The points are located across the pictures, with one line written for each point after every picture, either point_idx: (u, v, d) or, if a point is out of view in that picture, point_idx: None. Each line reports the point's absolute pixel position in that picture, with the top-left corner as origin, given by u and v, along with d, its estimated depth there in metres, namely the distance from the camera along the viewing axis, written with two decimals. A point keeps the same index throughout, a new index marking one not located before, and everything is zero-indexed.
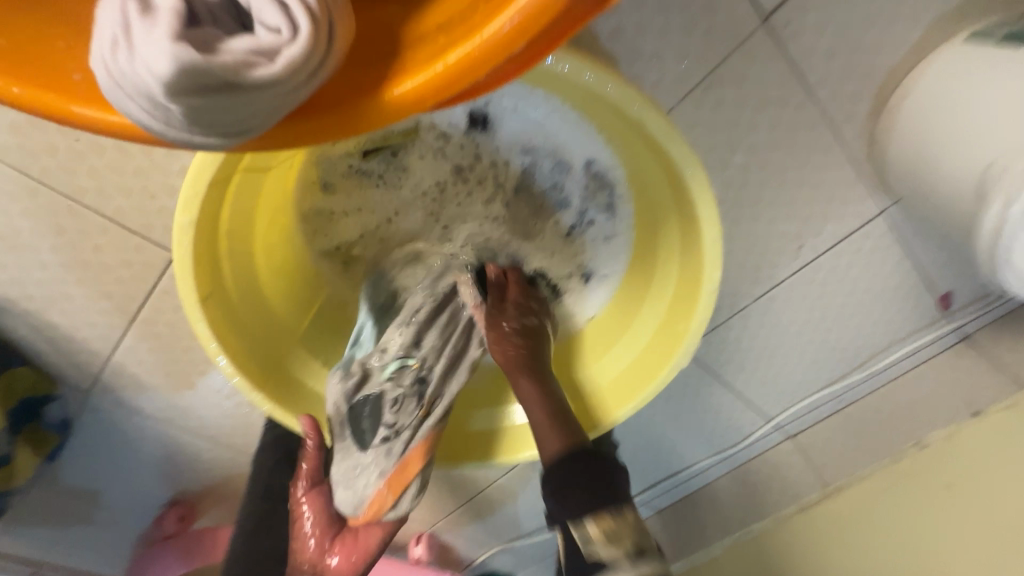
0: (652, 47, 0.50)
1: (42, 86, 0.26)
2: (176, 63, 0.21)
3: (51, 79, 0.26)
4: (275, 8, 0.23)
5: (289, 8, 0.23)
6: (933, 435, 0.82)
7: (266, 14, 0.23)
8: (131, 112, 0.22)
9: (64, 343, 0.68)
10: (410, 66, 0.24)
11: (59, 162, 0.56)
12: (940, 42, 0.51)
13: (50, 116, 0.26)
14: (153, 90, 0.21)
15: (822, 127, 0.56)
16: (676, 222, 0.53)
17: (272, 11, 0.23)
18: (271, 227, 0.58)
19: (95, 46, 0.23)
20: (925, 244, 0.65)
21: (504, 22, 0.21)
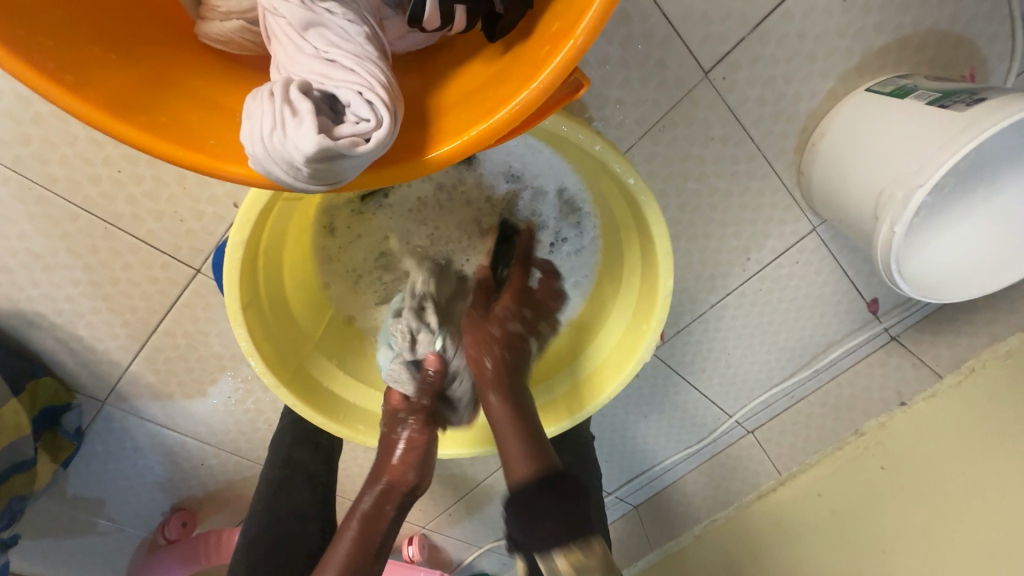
0: (617, 95, 0.64)
1: (182, 145, 0.33)
2: (316, 150, 0.27)
3: (189, 140, 0.34)
4: (366, 104, 0.29)
5: (375, 104, 0.29)
6: (869, 423, 0.94)
7: (358, 107, 0.29)
8: (276, 180, 0.29)
9: (88, 353, 0.75)
10: (443, 136, 0.32)
11: (99, 190, 0.64)
12: (837, 97, 0.66)
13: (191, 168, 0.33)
14: (296, 167, 0.28)
15: (758, 159, 0.70)
16: (637, 240, 0.59)
17: (363, 106, 0.29)
18: (296, 248, 0.60)
19: (244, 124, 0.29)
20: (846, 255, 0.80)
21: (510, 109, 0.29)
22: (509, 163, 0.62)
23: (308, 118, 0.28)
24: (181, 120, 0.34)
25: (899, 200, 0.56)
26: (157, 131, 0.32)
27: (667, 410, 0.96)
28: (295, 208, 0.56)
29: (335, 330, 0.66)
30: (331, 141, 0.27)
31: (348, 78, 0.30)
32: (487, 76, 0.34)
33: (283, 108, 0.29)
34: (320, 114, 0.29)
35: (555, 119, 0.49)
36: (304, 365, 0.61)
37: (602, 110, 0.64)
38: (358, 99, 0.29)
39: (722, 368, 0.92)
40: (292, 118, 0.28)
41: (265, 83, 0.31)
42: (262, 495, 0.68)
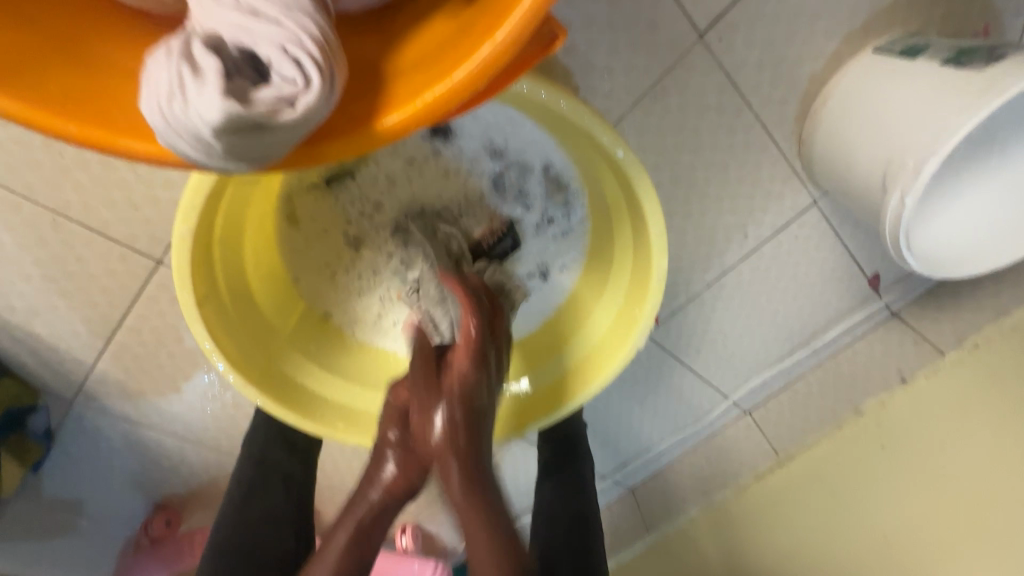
0: (604, 61, 0.58)
1: (89, 123, 0.29)
2: (223, 120, 0.23)
3: (96, 117, 0.29)
4: (290, 62, 0.25)
5: (300, 61, 0.25)
6: (868, 401, 0.90)
7: (280, 66, 0.25)
8: (186, 157, 0.25)
9: (49, 352, 0.70)
10: (396, 101, 0.27)
11: (43, 178, 0.59)
12: (841, 60, 0.62)
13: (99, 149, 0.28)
14: (205, 141, 0.24)
15: (756, 129, 0.66)
16: (629, 220, 0.56)
17: (286, 64, 0.25)
18: (259, 235, 0.56)
19: (148, 94, 0.25)
20: (847, 229, 0.77)
21: (470, 67, 0.25)
22: (488, 137, 0.57)
23: (213, 81, 0.24)
24: (83, 90, 0.30)
25: (910, 169, 0.52)
26: (53, 106, 0.28)
27: (662, 393, 0.94)
28: (253, 192, 0.52)
29: (309, 323, 0.61)
30: (241, 109, 0.23)
31: (269, 30, 0.25)
32: (447, 31, 0.29)
33: (185, 69, 0.24)
34: (233, 76, 0.25)
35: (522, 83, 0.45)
36: (273, 359, 0.57)
37: (588, 79, 0.59)
38: (279, 56, 0.25)
39: (718, 350, 0.89)
40: (194, 81, 0.24)
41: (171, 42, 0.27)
42: (231, 495, 0.64)
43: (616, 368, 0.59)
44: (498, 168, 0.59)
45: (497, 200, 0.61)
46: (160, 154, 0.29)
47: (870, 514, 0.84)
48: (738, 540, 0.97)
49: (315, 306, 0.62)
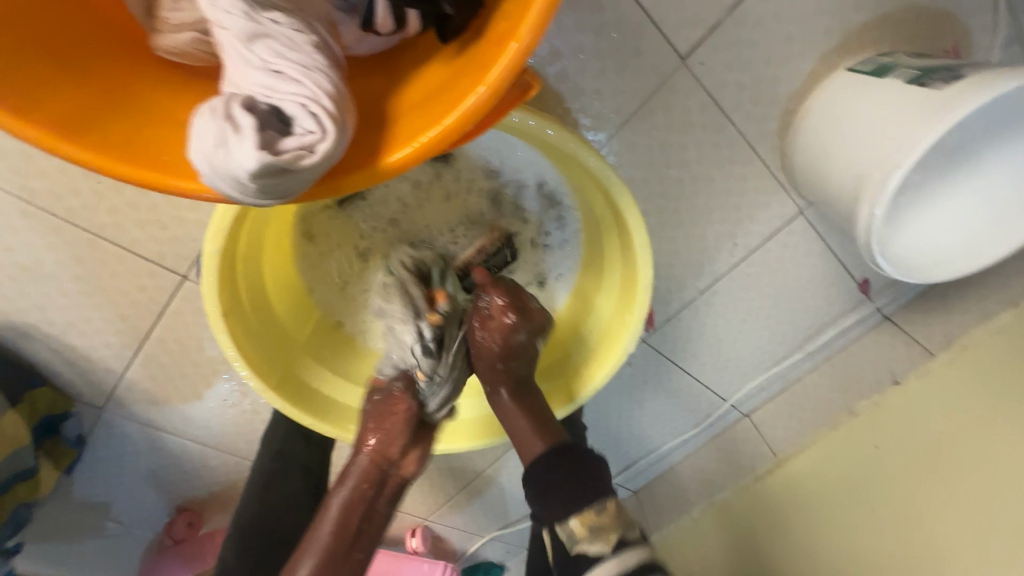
0: (592, 85, 0.63)
1: (142, 166, 0.33)
2: (257, 166, 0.28)
3: (147, 160, 0.34)
4: (310, 116, 0.29)
5: (318, 114, 0.30)
6: (862, 403, 0.93)
7: (302, 119, 0.30)
8: (226, 195, 0.30)
9: (82, 362, 0.76)
10: (397, 142, 0.32)
11: (81, 202, 0.64)
12: (817, 78, 0.65)
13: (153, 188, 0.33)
14: (241, 183, 0.28)
15: (740, 144, 0.70)
16: (616, 232, 0.60)
17: (307, 118, 0.30)
18: (277, 252, 0.61)
19: (194, 144, 0.29)
20: (834, 236, 0.80)
21: (459, 113, 0.29)
22: (486, 160, 0.62)
23: (249, 134, 0.28)
24: (135, 136, 0.35)
25: (877, 181, 0.56)
26: (111, 152, 0.33)
27: (661, 396, 0.97)
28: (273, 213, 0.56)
29: (322, 331, 0.66)
30: (272, 157, 0.27)
31: (293, 89, 0.30)
32: (442, 79, 0.34)
33: (226, 124, 0.29)
34: (265, 128, 0.29)
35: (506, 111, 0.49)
36: (289, 366, 0.61)
37: (579, 101, 0.64)
38: (303, 111, 0.30)
39: (714, 354, 0.92)
40: (234, 135, 0.28)
41: (212, 97, 0.32)
42: (252, 486, 0.69)
43: (603, 374, 0.63)
44: (496, 186, 0.64)
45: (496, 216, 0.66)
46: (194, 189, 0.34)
47: (861, 509, 0.86)
48: (740, 540, 1.00)
49: (328, 316, 0.67)
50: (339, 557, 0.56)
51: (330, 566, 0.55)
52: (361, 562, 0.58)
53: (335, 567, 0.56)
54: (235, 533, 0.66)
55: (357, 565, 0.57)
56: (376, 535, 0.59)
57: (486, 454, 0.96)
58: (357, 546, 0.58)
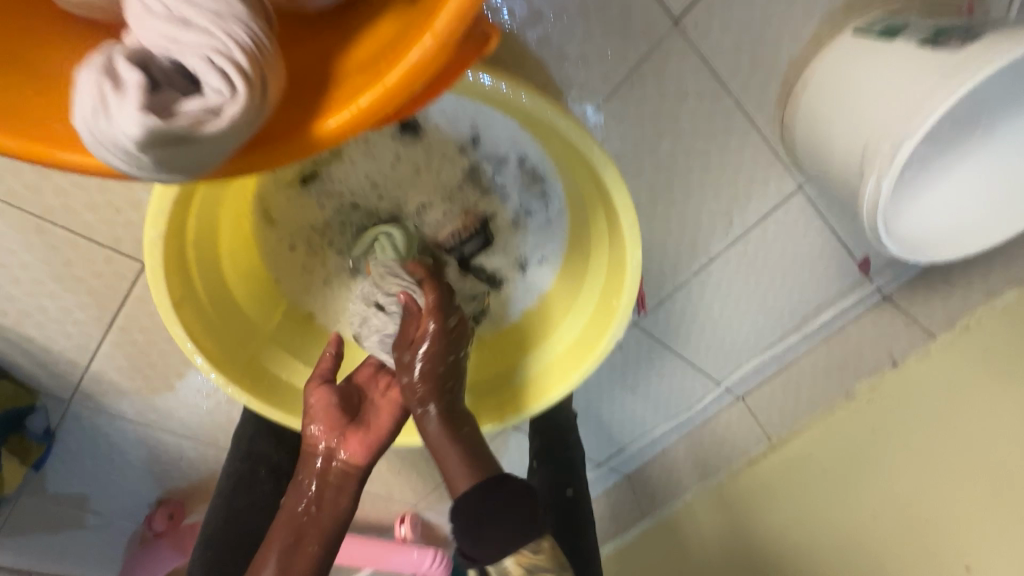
0: (577, 51, 0.58)
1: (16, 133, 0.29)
2: (142, 133, 0.24)
3: (30, 126, 0.30)
4: (212, 71, 0.25)
5: (225, 68, 0.25)
6: (859, 385, 0.91)
7: (206, 75, 0.25)
8: (119, 169, 0.26)
9: (43, 354, 0.72)
10: (334, 105, 0.27)
11: (25, 183, 0.59)
12: (821, 42, 0.61)
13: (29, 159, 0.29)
14: (129, 154, 0.24)
15: (737, 115, 0.65)
16: (602, 211, 0.56)
17: (211, 73, 0.25)
18: (236, 235, 0.56)
19: (76, 108, 0.25)
20: (835, 213, 0.76)
21: (401, 70, 0.25)
22: (461, 133, 0.57)
23: (131, 94, 0.24)
24: (20, 100, 0.30)
25: (886, 154, 0.52)
26: None
27: (653, 381, 0.94)
28: (223, 192, 0.52)
29: (293, 321, 0.62)
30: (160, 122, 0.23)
31: (198, 40, 0.25)
32: (390, 32, 0.29)
33: (108, 82, 0.24)
34: (158, 87, 0.25)
35: (474, 74, 0.45)
36: (255, 359, 0.58)
37: (562, 68, 0.59)
38: (205, 66, 0.25)
39: (708, 337, 0.89)
40: (116, 93, 0.24)
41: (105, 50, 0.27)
42: (220, 490, 0.65)
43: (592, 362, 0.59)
44: (473, 160, 0.59)
45: (475, 191, 0.61)
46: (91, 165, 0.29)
47: (861, 495, 0.84)
48: (732, 524, 0.99)
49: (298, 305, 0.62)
50: (292, 545, 0.54)
51: (282, 559, 0.53)
52: (315, 555, 0.54)
53: (286, 561, 0.53)
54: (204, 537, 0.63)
55: (313, 559, 0.54)
56: (331, 527, 0.56)
57: None
58: (308, 539, 0.55)
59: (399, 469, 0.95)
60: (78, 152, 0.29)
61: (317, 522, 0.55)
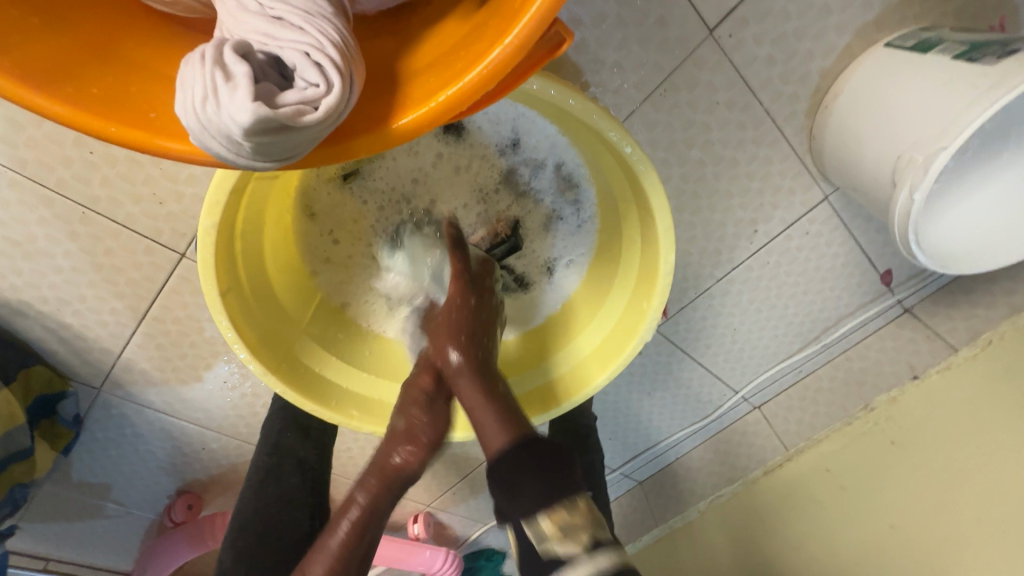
0: (613, 58, 0.59)
1: (116, 121, 0.31)
2: (253, 120, 0.25)
3: (129, 115, 0.32)
4: (311, 66, 0.27)
5: (322, 65, 0.27)
6: (879, 398, 0.91)
7: (304, 70, 0.27)
8: (218, 156, 0.27)
9: (77, 342, 0.73)
10: (410, 103, 0.29)
11: (74, 173, 0.61)
12: (852, 54, 0.62)
13: (129, 144, 0.31)
14: (235, 141, 0.26)
15: (767, 124, 0.66)
16: (636, 214, 0.57)
17: (309, 69, 0.27)
18: (279, 228, 0.58)
19: (184, 97, 0.27)
20: (859, 225, 0.76)
21: (482, 70, 0.27)
22: (501, 134, 0.58)
23: (243, 84, 0.26)
24: (117, 90, 0.33)
25: (919, 165, 0.53)
26: (89, 105, 0.31)
27: (671, 387, 0.94)
28: (270, 188, 0.53)
29: (326, 314, 0.64)
30: (270, 111, 0.25)
31: (294, 37, 0.27)
32: (460, 34, 0.31)
33: (217, 74, 0.26)
34: (261, 80, 0.27)
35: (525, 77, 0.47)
36: (291, 352, 0.59)
37: (598, 75, 0.60)
38: (306, 62, 0.27)
39: (727, 345, 0.89)
40: (225, 84, 0.26)
41: (201, 44, 0.29)
42: (251, 479, 0.67)
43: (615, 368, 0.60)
44: (512, 163, 0.60)
45: (510, 194, 0.63)
46: (188, 152, 0.31)
47: (876, 510, 0.83)
48: (748, 535, 0.98)
49: (333, 298, 0.64)
50: (350, 558, 0.53)
51: (335, 567, 0.52)
52: (362, 560, 0.54)
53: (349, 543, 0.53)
54: (235, 525, 0.64)
55: (359, 564, 0.54)
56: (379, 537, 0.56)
57: None
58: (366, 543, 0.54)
59: None
60: (178, 139, 0.31)
61: (373, 528, 0.55)
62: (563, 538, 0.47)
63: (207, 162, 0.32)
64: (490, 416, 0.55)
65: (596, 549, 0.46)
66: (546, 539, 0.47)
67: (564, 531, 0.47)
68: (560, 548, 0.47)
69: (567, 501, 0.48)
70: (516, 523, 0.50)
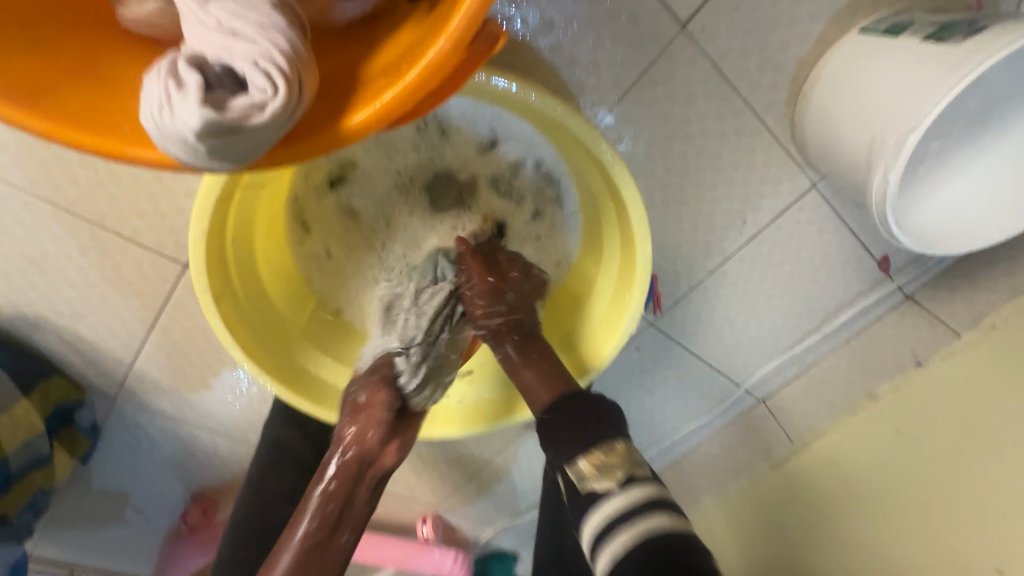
0: (588, 57, 0.61)
1: (90, 133, 0.34)
2: (203, 124, 0.28)
3: (103, 127, 0.34)
4: (258, 74, 0.29)
5: (268, 72, 0.30)
6: (883, 387, 0.90)
7: (252, 77, 0.30)
8: (178, 160, 0.30)
9: (91, 352, 0.77)
10: (361, 103, 0.31)
11: (82, 192, 0.65)
12: (828, 42, 0.62)
13: (100, 153, 0.33)
14: (190, 144, 0.29)
15: (747, 115, 0.67)
16: (612, 205, 0.58)
17: (257, 76, 0.29)
18: (271, 233, 0.61)
19: (147, 108, 0.29)
20: (850, 211, 0.76)
21: (421, 68, 0.29)
22: (480, 132, 0.61)
23: (193, 94, 0.28)
24: (93, 106, 0.35)
25: (891, 146, 0.53)
26: (66, 120, 0.33)
27: (671, 382, 0.94)
28: (259, 195, 0.56)
29: (321, 317, 0.66)
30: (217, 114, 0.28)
31: (246, 48, 0.30)
32: (411, 37, 0.33)
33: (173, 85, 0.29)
34: (213, 89, 0.29)
35: (491, 78, 0.49)
36: (287, 351, 0.61)
37: (574, 74, 0.62)
38: (253, 69, 0.29)
39: (726, 338, 0.89)
40: (180, 94, 0.29)
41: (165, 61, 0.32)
42: (250, 479, 0.69)
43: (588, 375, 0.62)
44: (492, 162, 0.63)
45: (493, 193, 0.65)
46: (156, 160, 0.33)
47: (881, 500, 0.82)
48: (758, 531, 0.96)
49: (328, 303, 0.67)
50: (325, 535, 0.52)
51: (304, 554, 0.51)
52: (345, 546, 0.54)
53: (320, 551, 0.52)
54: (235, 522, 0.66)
55: (344, 549, 0.53)
56: (363, 514, 0.56)
57: (493, 442, 0.96)
58: (344, 524, 0.54)
59: (421, 470, 0.97)
60: (147, 148, 0.34)
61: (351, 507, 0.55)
62: (600, 476, 0.53)
63: (176, 168, 0.34)
64: (535, 375, 0.59)
65: (630, 483, 0.53)
66: (586, 475, 0.54)
67: (600, 470, 0.53)
68: (599, 483, 0.53)
69: (601, 444, 0.54)
70: (565, 470, 0.56)
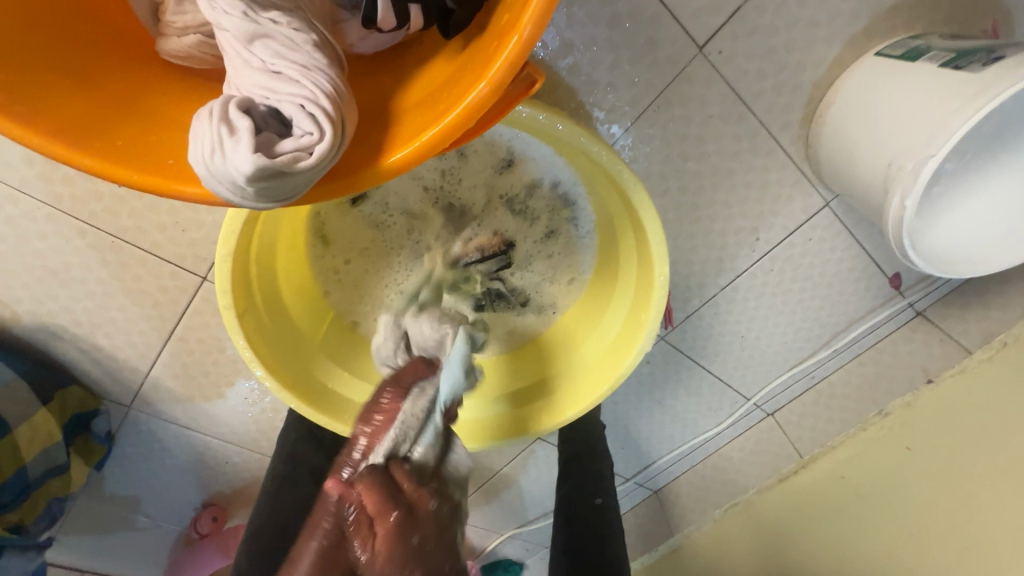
0: (605, 78, 0.61)
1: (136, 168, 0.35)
2: (255, 169, 0.29)
3: (147, 161, 0.36)
4: (305, 116, 0.31)
5: (315, 114, 0.31)
6: (893, 403, 0.90)
7: (299, 119, 0.31)
8: (224, 199, 0.31)
9: (108, 362, 0.78)
10: (399, 141, 0.33)
11: (105, 205, 0.66)
12: (844, 65, 0.63)
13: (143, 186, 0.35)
14: (239, 185, 0.30)
15: (762, 135, 0.67)
16: (631, 228, 0.59)
17: (303, 117, 0.31)
18: (291, 252, 0.62)
19: (197, 151, 0.30)
20: (863, 229, 0.76)
21: (461, 110, 0.30)
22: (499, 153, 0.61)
23: (245, 138, 0.30)
24: (138, 140, 0.37)
25: (908, 172, 0.53)
26: (112, 155, 0.35)
27: (681, 395, 0.94)
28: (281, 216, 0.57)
29: (339, 332, 0.67)
30: (268, 160, 0.29)
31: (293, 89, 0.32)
32: (445, 76, 0.34)
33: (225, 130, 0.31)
34: (264, 133, 0.31)
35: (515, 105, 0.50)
36: (307, 367, 0.62)
37: (592, 95, 0.62)
38: (301, 112, 0.31)
39: (736, 352, 0.89)
40: (231, 138, 0.30)
41: (211, 103, 0.34)
42: (265, 490, 0.70)
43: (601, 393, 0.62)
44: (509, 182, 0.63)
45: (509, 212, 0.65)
46: (199, 194, 0.35)
47: (890, 515, 0.82)
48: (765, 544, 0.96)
49: (346, 318, 0.67)
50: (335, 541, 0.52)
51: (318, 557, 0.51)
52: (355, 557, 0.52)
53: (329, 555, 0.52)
54: (250, 531, 0.67)
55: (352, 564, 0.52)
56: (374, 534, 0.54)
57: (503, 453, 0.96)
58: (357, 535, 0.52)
59: None
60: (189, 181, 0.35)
61: None
62: None
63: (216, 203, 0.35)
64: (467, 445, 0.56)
65: None
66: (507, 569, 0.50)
67: None
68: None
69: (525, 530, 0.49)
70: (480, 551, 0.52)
